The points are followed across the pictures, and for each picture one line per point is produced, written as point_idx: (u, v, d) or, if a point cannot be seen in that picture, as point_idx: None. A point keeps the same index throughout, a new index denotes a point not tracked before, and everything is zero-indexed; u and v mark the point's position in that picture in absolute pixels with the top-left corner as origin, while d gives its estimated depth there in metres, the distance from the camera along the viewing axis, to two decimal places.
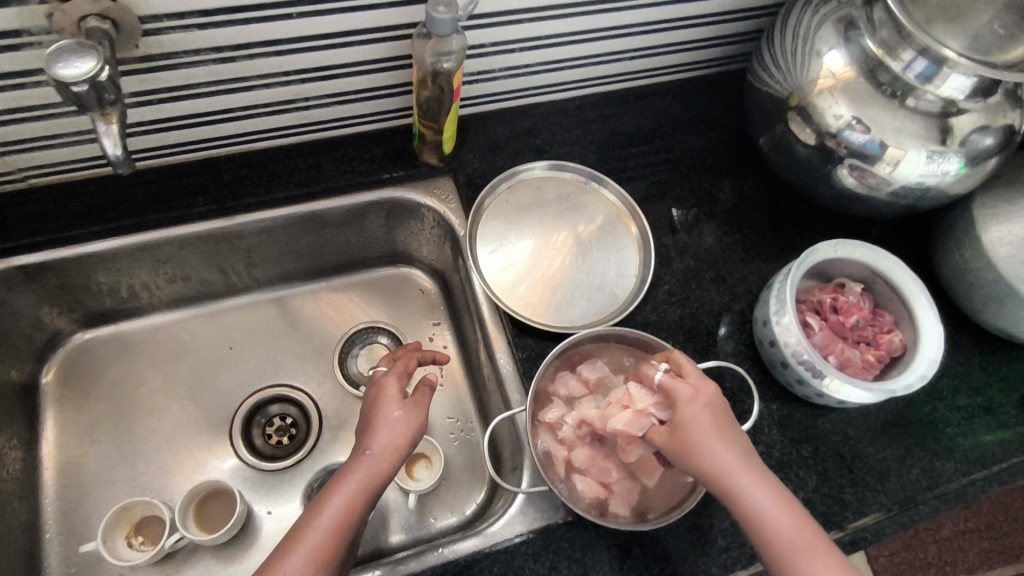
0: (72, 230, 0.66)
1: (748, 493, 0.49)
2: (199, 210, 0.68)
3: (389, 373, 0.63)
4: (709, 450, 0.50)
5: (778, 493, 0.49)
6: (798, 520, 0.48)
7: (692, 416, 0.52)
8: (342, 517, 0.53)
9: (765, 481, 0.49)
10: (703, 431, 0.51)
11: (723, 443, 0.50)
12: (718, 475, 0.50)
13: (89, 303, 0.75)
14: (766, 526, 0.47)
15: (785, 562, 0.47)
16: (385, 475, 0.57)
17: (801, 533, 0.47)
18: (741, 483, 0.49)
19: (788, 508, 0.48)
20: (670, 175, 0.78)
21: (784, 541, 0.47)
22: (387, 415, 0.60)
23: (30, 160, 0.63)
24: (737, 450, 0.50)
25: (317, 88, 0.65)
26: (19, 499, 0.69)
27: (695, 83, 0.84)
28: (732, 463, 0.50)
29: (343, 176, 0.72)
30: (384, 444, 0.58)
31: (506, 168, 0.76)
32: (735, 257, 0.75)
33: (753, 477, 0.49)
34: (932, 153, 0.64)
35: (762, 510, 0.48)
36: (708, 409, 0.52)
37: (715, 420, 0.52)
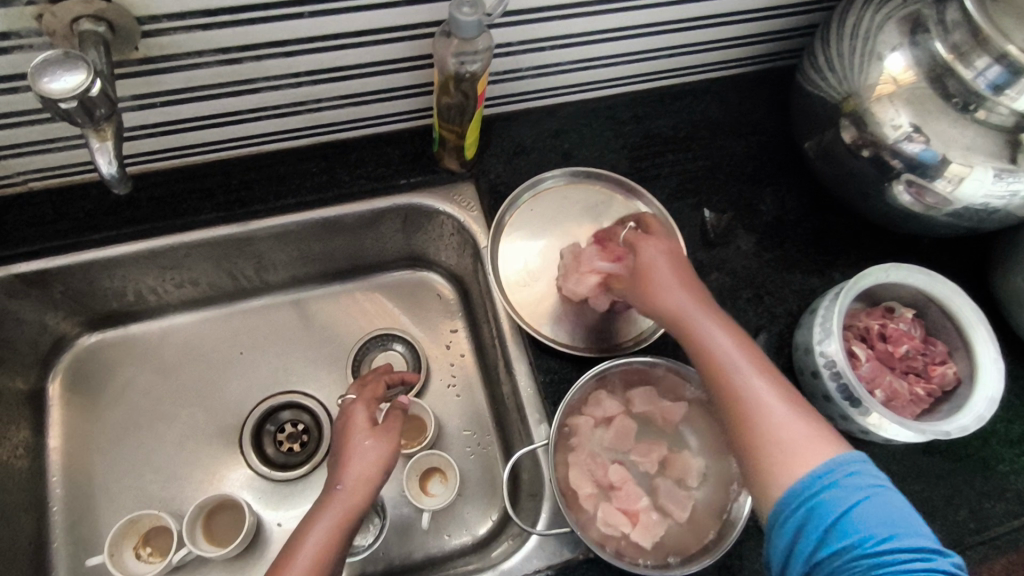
0: (74, 236, 0.63)
1: (705, 331, 0.53)
2: (205, 216, 0.65)
3: (356, 402, 0.63)
4: (673, 289, 0.56)
5: (743, 342, 0.53)
6: (765, 373, 0.51)
7: (658, 266, 0.57)
8: (320, 555, 0.53)
9: (729, 328, 0.54)
10: (672, 286, 0.56)
11: (690, 298, 0.55)
12: (691, 327, 0.54)
13: (95, 307, 0.72)
14: (734, 388, 0.51)
15: (748, 412, 0.50)
16: (360, 508, 0.56)
17: (772, 390, 0.50)
18: (706, 324, 0.53)
19: (754, 359, 0.52)
20: (707, 183, 0.73)
21: (755, 405, 0.50)
22: (356, 446, 0.59)
23: (30, 163, 0.60)
24: (712, 311, 0.55)
25: (330, 89, 0.60)
26: (26, 508, 0.68)
27: (736, 81, 0.78)
28: (702, 317, 0.54)
29: (358, 181, 0.68)
30: (355, 477, 0.57)
31: (531, 173, 0.71)
32: (774, 274, 0.70)
33: (706, 313, 0.54)
34: (1001, 173, 0.58)
35: (729, 365, 0.52)
36: (674, 267, 0.57)
37: (679, 275, 0.57)
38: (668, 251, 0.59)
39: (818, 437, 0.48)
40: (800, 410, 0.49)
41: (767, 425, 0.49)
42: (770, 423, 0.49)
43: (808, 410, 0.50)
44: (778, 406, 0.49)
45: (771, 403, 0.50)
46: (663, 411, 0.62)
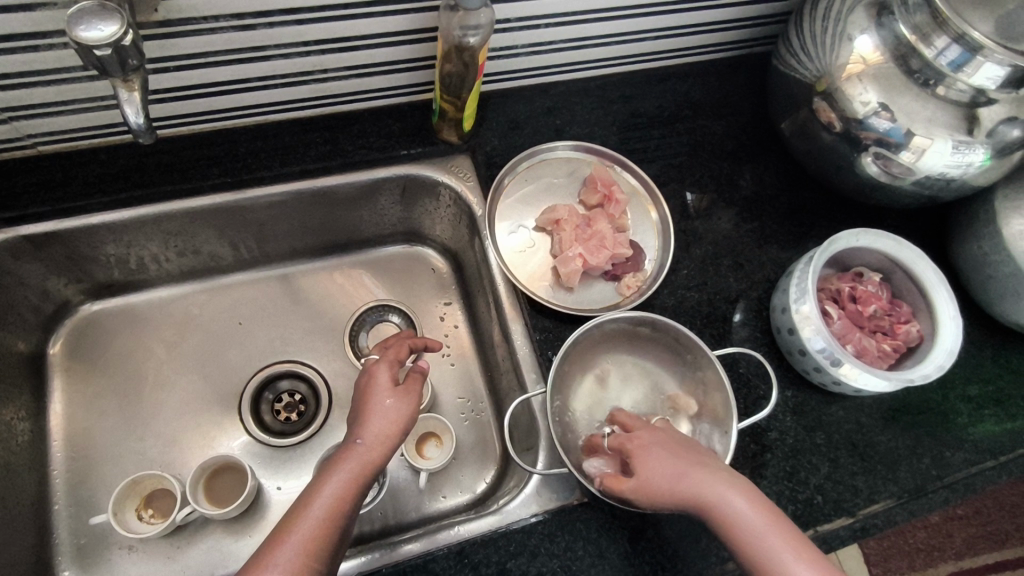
0: (83, 199, 0.64)
1: (726, 502, 0.47)
2: (213, 181, 0.67)
3: (380, 361, 0.64)
4: (685, 469, 0.49)
5: (766, 509, 0.47)
6: (785, 528, 0.46)
7: (668, 460, 0.51)
8: (337, 502, 0.52)
9: (753, 497, 0.47)
10: (685, 469, 0.49)
11: (706, 472, 0.49)
12: (704, 503, 0.48)
13: (97, 274, 0.74)
14: (741, 526, 0.46)
15: (760, 554, 0.45)
16: (379, 463, 0.56)
17: (778, 532, 0.45)
18: (702, 483, 0.48)
19: (777, 523, 0.46)
20: (690, 159, 0.77)
21: (764, 543, 0.45)
22: (380, 403, 0.59)
23: (41, 126, 0.61)
24: (725, 477, 0.48)
25: (337, 60, 0.63)
26: (28, 470, 0.69)
27: (717, 66, 0.83)
28: (716, 484, 0.48)
29: (359, 151, 0.70)
30: (375, 433, 0.57)
31: (524, 147, 0.74)
32: (752, 244, 0.74)
33: (724, 485, 0.48)
34: (959, 144, 0.63)
35: (744, 519, 0.46)
36: (683, 450, 0.52)
37: (683, 455, 0.51)
38: (668, 438, 0.54)
39: (823, 570, 0.44)
40: (814, 552, 0.45)
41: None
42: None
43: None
44: (799, 561, 0.44)
45: (783, 553, 0.44)
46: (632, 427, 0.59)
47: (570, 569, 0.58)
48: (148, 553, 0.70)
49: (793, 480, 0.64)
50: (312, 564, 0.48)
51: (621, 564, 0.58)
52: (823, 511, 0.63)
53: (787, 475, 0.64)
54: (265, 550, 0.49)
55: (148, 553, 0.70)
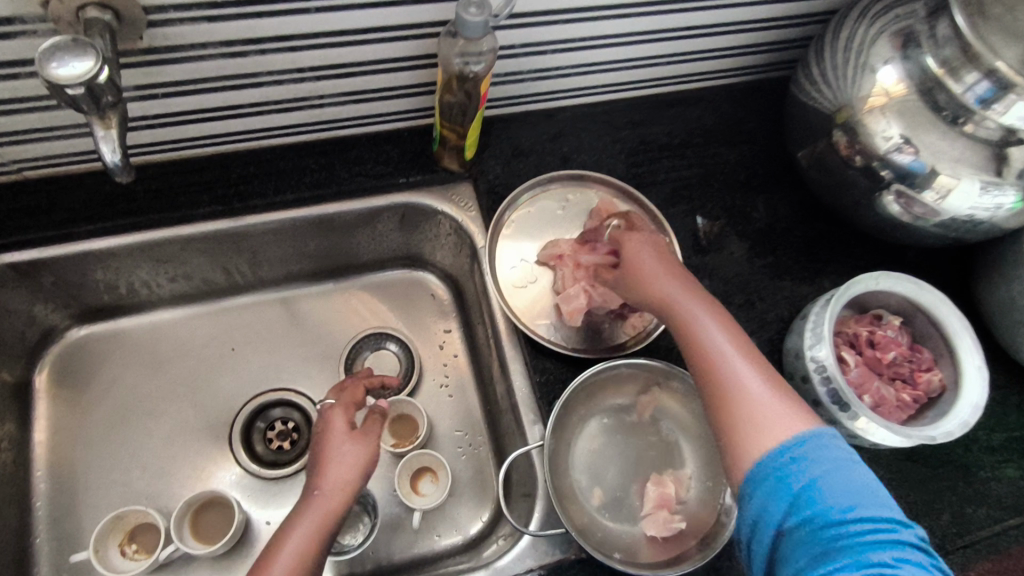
0: (68, 226, 0.62)
1: (693, 310, 0.52)
2: (203, 210, 0.64)
3: (336, 405, 0.62)
4: (669, 285, 0.54)
5: (747, 346, 0.50)
6: (754, 360, 0.50)
7: (655, 273, 0.55)
8: (300, 562, 0.51)
9: (730, 330, 0.51)
10: (659, 274, 0.55)
11: (685, 296, 0.53)
12: (680, 317, 0.52)
13: (85, 299, 0.72)
14: (709, 343, 0.50)
15: (719, 375, 0.49)
16: (338, 514, 0.55)
17: (753, 367, 0.49)
18: (669, 292, 0.54)
19: (755, 360, 0.49)
20: (701, 189, 0.74)
21: (722, 355, 0.50)
22: (336, 451, 0.58)
23: (25, 151, 0.59)
24: (699, 292, 0.54)
25: (333, 86, 0.61)
26: (9, 502, 0.67)
27: (731, 91, 0.80)
28: (687, 298, 0.53)
29: (357, 178, 0.68)
30: (333, 482, 0.56)
31: (529, 175, 0.71)
32: (765, 280, 0.71)
33: (696, 301, 0.53)
34: (988, 185, 0.59)
35: (714, 341, 0.50)
36: (674, 275, 0.55)
37: (669, 269, 0.56)
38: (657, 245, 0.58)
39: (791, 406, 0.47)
40: (790, 400, 0.47)
41: (745, 405, 0.47)
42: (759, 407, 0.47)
43: (788, 393, 0.48)
44: (770, 401, 0.47)
45: (757, 386, 0.48)
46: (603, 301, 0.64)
47: None
48: None
49: None
50: None
51: None
52: None
53: None
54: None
55: None
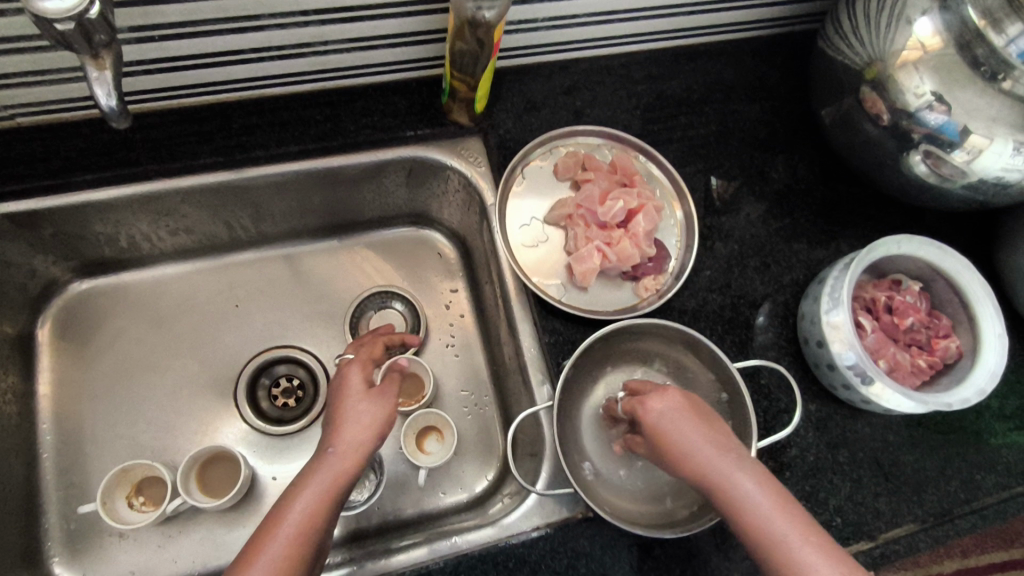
0: (65, 176, 0.60)
1: (733, 482, 0.45)
2: (204, 160, 0.62)
3: (354, 364, 0.61)
4: (694, 441, 0.46)
5: (773, 488, 0.44)
6: (808, 528, 0.43)
7: (678, 426, 0.48)
8: (310, 518, 0.49)
9: (760, 478, 0.45)
10: (700, 448, 0.46)
11: (713, 448, 0.46)
12: (706, 471, 0.45)
13: (86, 251, 0.71)
14: (750, 511, 0.43)
15: (775, 550, 0.42)
16: (353, 473, 0.52)
17: (786, 516, 0.43)
18: (702, 454, 0.46)
19: (784, 504, 0.44)
20: (719, 147, 0.71)
21: (771, 529, 0.43)
22: (353, 409, 0.55)
23: (18, 96, 0.57)
24: (722, 446, 0.46)
25: (338, 31, 0.58)
26: (16, 454, 0.67)
27: (753, 44, 0.77)
28: (739, 487, 0.44)
29: (362, 131, 0.65)
30: (347, 442, 0.53)
31: (540, 131, 0.69)
32: (781, 243, 0.69)
33: (736, 466, 0.45)
34: (1020, 146, 0.57)
35: (754, 506, 0.43)
36: (715, 442, 0.46)
37: (709, 435, 0.47)
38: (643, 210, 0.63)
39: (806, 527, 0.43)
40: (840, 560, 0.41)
41: (778, 548, 0.42)
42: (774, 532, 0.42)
43: (805, 514, 0.43)
44: (807, 547, 0.42)
45: (780, 524, 0.43)
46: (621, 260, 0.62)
47: None
48: (140, 542, 0.68)
49: (812, 501, 0.60)
50: None
51: None
52: (841, 534, 0.60)
53: (805, 495, 0.60)
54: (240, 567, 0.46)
55: (139, 543, 0.68)
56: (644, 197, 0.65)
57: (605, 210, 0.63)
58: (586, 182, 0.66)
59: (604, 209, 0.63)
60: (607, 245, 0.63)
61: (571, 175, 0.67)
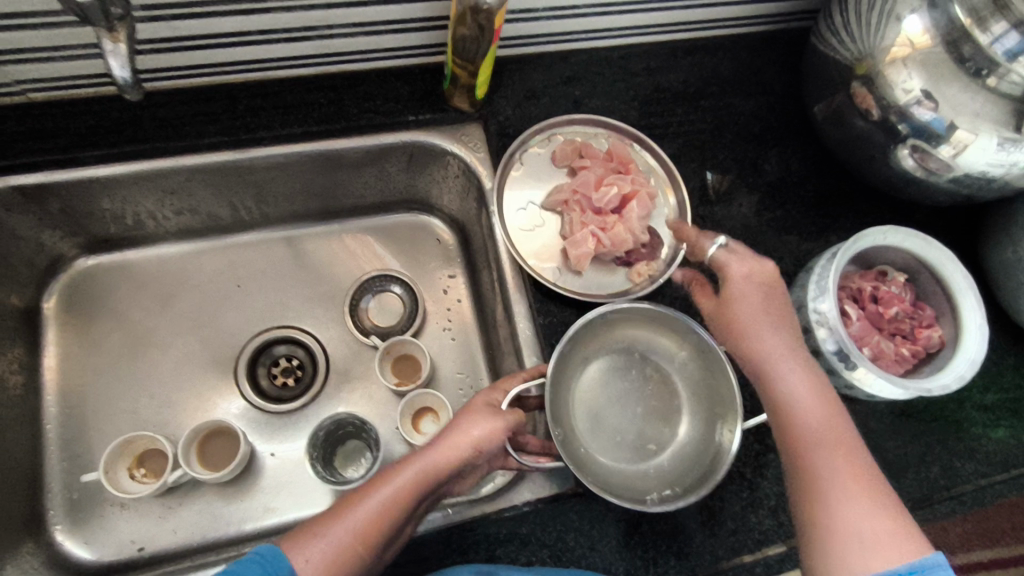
0: (75, 151, 0.62)
1: (781, 369, 0.52)
2: (209, 139, 0.64)
3: (487, 389, 0.57)
4: (764, 330, 0.54)
5: (820, 390, 0.51)
6: (839, 429, 0.50)
7: (752, 311, 0.55)
8: (391, 504, 0.49)
9: (809, 375, 0.52)
10: (765, 332, 0.54)
11: (780, 337, 0.54)
12: (762, 355, 0.53)
13: (93, 228, 0.72)
14: (789, 407, 0.51)
15: (805, 439, 0.49)
16: (446, 477, 0.51)
17: (821, 414, 0.50)
18: (769, 342, 0.53)
19: (823, 403, 0.51)
20: (714, 139, 0.73)
21: (809, 423, 0.50)
22: (470, 426, 0.53)
23: (31, 72, 0.58)
24: (789, 342, 0.54)
25: (343, 15, 0.60)
26: (21, 423, 0.69)
27: (749, 40, 0.78)
28: (790, 380, 0.52)
29: (366, 114, 0.67)
30: (454, 448, 0.52)
31: (539, 119, 0.70)
32: (772, 234, 0.71)
33: (788, 357, 0.53)
34: (1005, 141, 0.58)
35: (795, 397, 0.51)
36: (787, 337, 0.54)
37: (779, 321, 0.54)
38: (638, 197, 0.65)
39: (842, 439, 0.49)
40: (853, 460, 0.48)
41: (810, 439, 0.49)
42: (805, 424, 0.50)
43: (846, 427, 0.50)
44: (834, 457, 0.48)
45: (814, 422, 0.50)
46: (616, 247, 0.64)
47: (560, 559, 0.57)
48: (141, 512, 0.70)
49: None
50: (348, 559, 0.47)
51: (612, 558, 0.57)
52: None
53: None
54: (321, 522, 0.48)
55: (140, 513, 0.70)
56: (638, 184, 0.66)
57: (600, 197, 0.65)
58: (582, 169, 0.68)
59: (600, 195, 0.65)
60: (603, 231, 0.64)
61: (568, 163, 0.69)
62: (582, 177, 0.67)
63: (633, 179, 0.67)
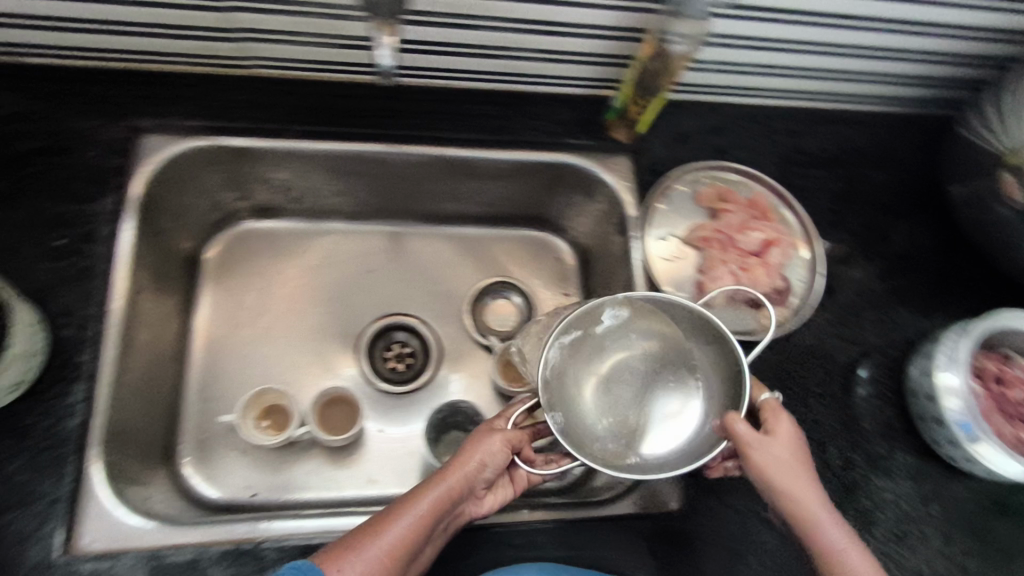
0: (281, 124, 0.69)
1: (828, 530, 0.49)
2: (394, 133, 0.71)
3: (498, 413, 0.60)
4: (809, 487, 0.51)
5: (861, 551, 0.48)
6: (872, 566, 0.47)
7: (786, 474, 0.51)
8: (419, 524, 0.52)
9: (853, 537, 0.49)
10: (791, 484, 0.51)
11: (817, 499, 0.50)
12: (792, 494, 0.50)
13: (263, 196, 0.79)
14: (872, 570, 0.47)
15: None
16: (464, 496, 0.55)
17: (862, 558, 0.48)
18: (812, 500, 0.50)
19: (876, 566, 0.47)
20: (846, 205, 0.77)
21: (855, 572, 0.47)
22: (479, 450, 0.57)
23: (264, 51, 0.66)
24: (821, 494, 0.51)
25: (539, 41, 0.66)
26: (171, 360, 0.75)
27: (889, 118, 0.82)
28: (820, 509, 0.50)
29: (532, 132, 0.73)
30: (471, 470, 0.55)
31: (686, 161, 0.75)
32: (895, 302, 0.73)
33: (838, 528, 0.49)
34: None
35: (835, 545, 0.48)
36: (815, 491, 0.51)
37: (804, 473, 0.52)
38: (778, 242, 0.71)
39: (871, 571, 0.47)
40: None
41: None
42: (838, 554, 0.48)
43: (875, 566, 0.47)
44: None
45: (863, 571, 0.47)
46: (754, 286, 0.69)
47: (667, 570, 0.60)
48: (258, 461, 0.74)
49: (900, 545, 0.63)
50: None
51: None
52: None
53: (894, 538, 0.63)
54: (352, 541, 0.50)
55: (258, 461, 0.74)
56: (780, 232, 0.72)
57: (744, 240, 0.71)
58: (724, 213, 0.72)
59: (743, 238, 0.71)
60: (743, 269, 0.70)
61: (709, 205, 0.73)
62: (727, 218, 0.72)
63: (774, 225, 0.72)
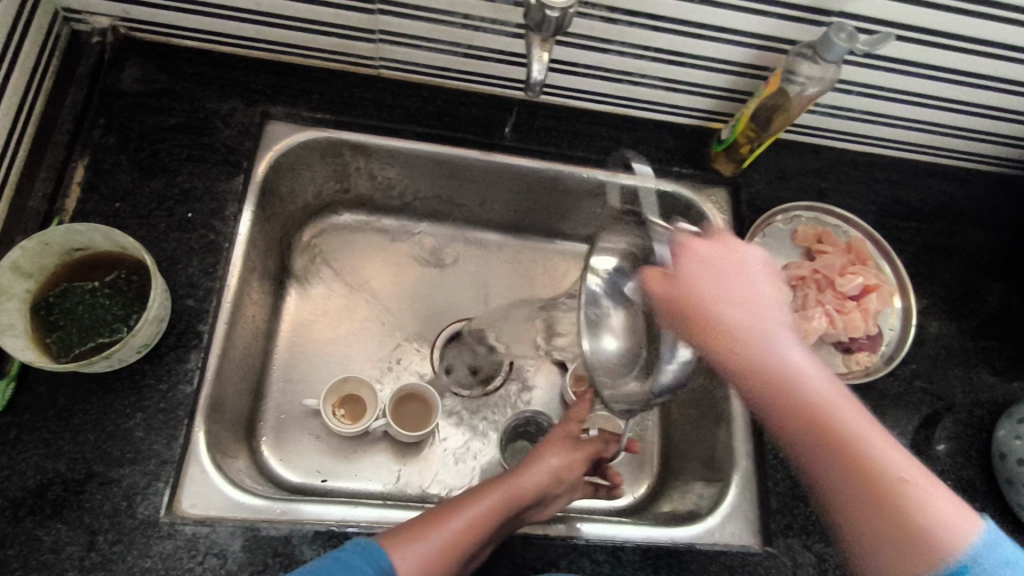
0: (402, 124, 0.72)
1: (801, 365, 0.51)
2: (508, 142, 0.73)
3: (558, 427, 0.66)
4: (774, 317, 0.53)
5: (833, 380, 0.50)
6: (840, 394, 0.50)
7: (744, 301, 0.53)
8: (478, 523, 0.53)
9: (811, 360, 0.51)
10: (757, 310, 0.53)
11: (785, 328, 0.53)
12: (753, 325, 0.52)
13: (364, 190, 0.82)
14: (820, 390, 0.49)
15: (818, 413, 0.48)
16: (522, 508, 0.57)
17: (823, 380, 0.50)
18: (775, 323, 0.52)
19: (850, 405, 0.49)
20: (942, 259, 0.77)
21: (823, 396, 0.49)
22: (545, 467, 0.59)
23: (396, 54, 0.69)
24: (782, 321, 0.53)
25: (663, 69, 0.68)
26: (262, 339, 0.77)
27: (988, 178, 0.82)
28: (782, 335, 0.52)
29: (639, 155, 0.75)
30: (530, 480, 0.58)
31: (786, 199, 0.76)
32: (986, 361, 0.73)
33: (793, 350, 0.51)
34: None
35: (793, 365, 0.51)
36: (778, 318, 0.53)
37: (771, 299, 0.54)
38: (877, 290, 0.70)
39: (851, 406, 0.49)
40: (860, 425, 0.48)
41: (825, 412, 0.48)
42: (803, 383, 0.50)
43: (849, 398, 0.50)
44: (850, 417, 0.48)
45: (826, 390, 0.50)
46: (848, 331, 0.68)
47: None
48: (333, 448, 0.75)
49: None
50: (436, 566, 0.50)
51: None
52: None
53: None
54: (414, 527, 0.51)
55: (332, 447, 0.75)
56: (878, 278, 0.71)
57: (844, 283, 0.69)
58: (822, 253, 0.72)
59: (844, 280, 0.69)
60: (839, 313, 0.69)
61: (806, 245, 0.74)
62: (824, 259, 0.71)
63: (872, 272, 0.71)
